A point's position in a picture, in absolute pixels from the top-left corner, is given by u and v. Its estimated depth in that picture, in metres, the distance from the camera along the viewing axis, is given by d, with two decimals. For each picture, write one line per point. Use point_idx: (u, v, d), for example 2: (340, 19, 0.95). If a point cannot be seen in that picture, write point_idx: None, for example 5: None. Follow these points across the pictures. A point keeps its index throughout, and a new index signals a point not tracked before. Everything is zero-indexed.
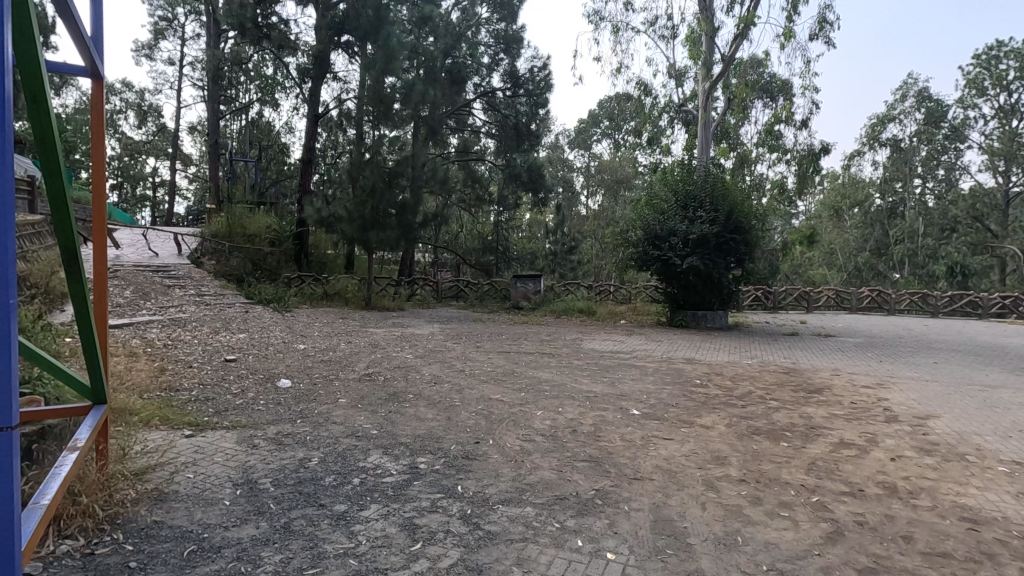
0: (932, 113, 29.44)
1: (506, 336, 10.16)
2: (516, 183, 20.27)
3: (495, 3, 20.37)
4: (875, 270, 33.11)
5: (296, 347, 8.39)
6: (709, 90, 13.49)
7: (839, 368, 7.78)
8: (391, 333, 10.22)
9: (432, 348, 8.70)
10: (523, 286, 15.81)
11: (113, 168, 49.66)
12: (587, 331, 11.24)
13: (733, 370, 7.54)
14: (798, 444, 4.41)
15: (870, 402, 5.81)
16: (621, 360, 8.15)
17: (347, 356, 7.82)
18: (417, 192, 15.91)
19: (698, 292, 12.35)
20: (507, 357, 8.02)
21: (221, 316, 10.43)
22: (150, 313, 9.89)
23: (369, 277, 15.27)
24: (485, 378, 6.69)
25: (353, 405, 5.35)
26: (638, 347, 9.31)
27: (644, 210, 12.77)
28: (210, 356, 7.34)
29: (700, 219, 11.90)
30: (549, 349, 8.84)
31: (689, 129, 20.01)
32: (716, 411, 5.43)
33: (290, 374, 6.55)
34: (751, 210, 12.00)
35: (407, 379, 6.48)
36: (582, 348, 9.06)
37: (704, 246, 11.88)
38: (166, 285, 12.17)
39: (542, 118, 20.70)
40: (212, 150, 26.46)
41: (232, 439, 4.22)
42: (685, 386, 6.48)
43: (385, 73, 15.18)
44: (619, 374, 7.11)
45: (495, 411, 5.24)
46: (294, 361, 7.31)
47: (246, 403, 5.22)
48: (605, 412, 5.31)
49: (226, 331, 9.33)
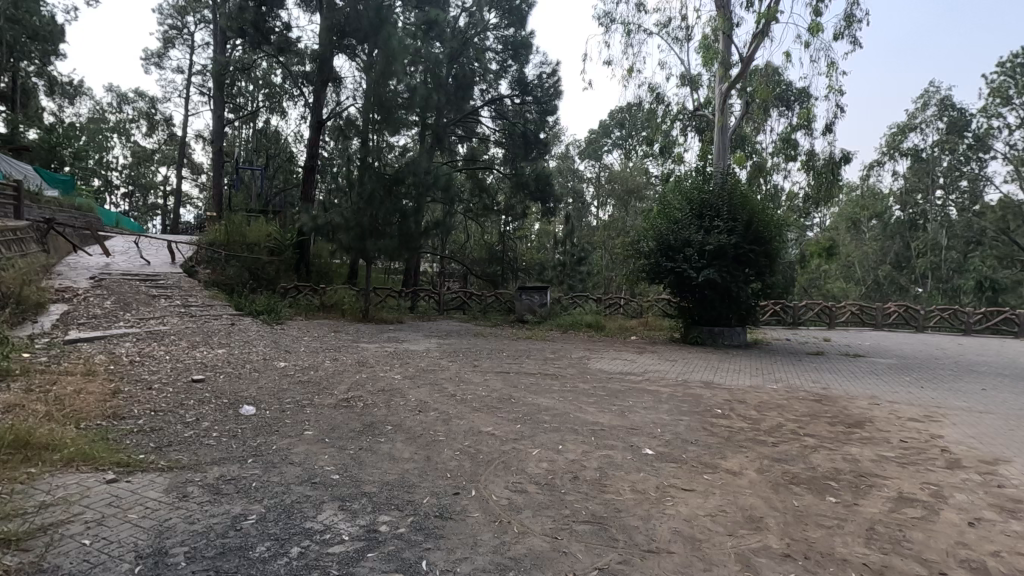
0: (955, 122, 28.41)
1: (507, 354, 9.41)
2: (523, 192, 19.56)
3: (503, 8, 19.82)
4: (897, 284, 31.98)
5: (276, 364, 7.71)
6: (727, 95, 12.79)
7: (878, 396, 6.92)
8: (383, 350, 9.50)
9: (425, 367, 7.97)
10: (529, 298, 15.06)
11: (124, 176, 49.92)
12: (595, 348, 10.45)
13: (757, 397, 6.72)
14: (849, 501, 3.62)
15: (924, 442, 4.97)
16: (630, 383, 7.36)
17: (329, 376, 7.10)
18: (420, 200, 15.27)
19: (715, 307, 11.51)
20: (504, 379, 7.27)
21: (203, 329, 9.79)
22: (126, 326, 9.27)
23: (368, 288, 14.60)
24: (477, 404, 5.94)
25: (320, 438, 4.63)
26: (650, 368, 8.50)
27: (656, 219, 12.02)
28: (175, 375, 6.66)
29: (717, 229, 11.13)
30: (552, 369, 8.08)
31: (702, 137, 19.26)
32: (744, 451, 4.62)
33: (259, 398, 5.85)
34: (773, 220, 11.20)
35: (387, 406, 5.74)
36: (589, 369, 8.28)
37: (721, 257, 11.08)
38: (151, 294, 11.59)
39: (551, 126, 20.09)
40: (217, 158, 26.13)
41: (160, 487, 3.51)
42: (705, 417, 5.68)
43: (386, 75, 14.56)
44: (630, 401, 6.31)
45: (483, 450, 4.48)
46: (270, 382, 6.61)
47: (195, 436, 4.52)
48: (612, 451, 4.52)
49: (204, 346, 8.66)
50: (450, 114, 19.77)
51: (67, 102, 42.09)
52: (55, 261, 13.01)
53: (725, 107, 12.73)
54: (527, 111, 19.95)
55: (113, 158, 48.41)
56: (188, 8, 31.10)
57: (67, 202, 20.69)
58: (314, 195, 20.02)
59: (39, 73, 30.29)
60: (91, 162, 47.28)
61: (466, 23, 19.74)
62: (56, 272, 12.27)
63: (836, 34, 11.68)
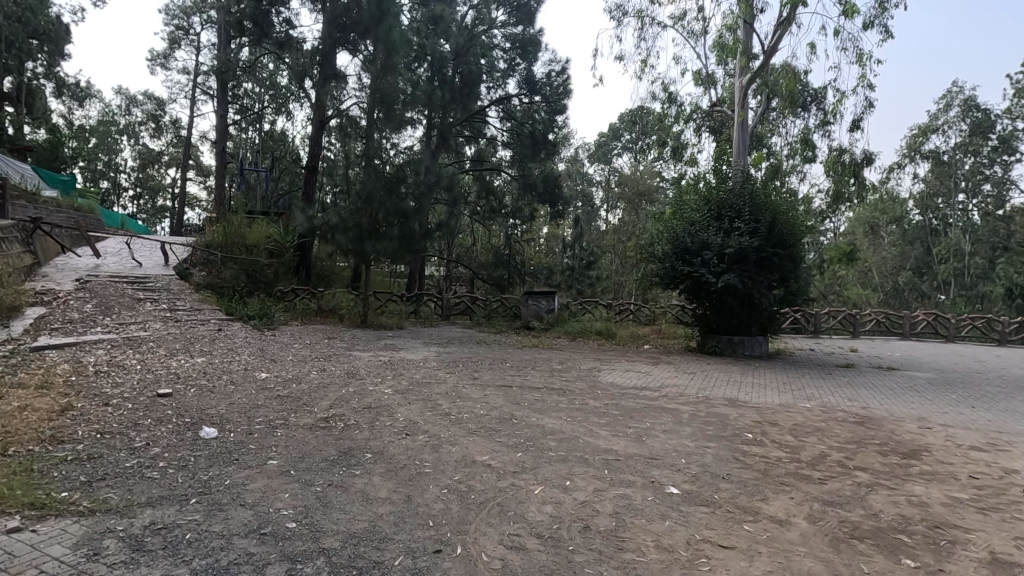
0: (979, 123, 27.38)
1: (510, 365, 8.68)
2: (531, 194, 18.78)
3: (511, 6, 19.22)
4: (918, 290, 30.95)
5: (258, 376, 7.04)
6: (746, 88, 11.94)
7: (928, 418, 6.13)
8: (377, 359, 8.80)
9: (420, 380, 7.27)
10: (535, 303, 14.34)
11: (132, 179, 49.80)
12: (607, 359, 9.68)
13: (790, 419, 5.95)
14: (933, 567, 2.87)
15: (1000, 481, 4.20)
16: (647, 401, 6.60)
17: (311, 390, 6.41)
18: (422, 199, 14.62)
19: (735, 314, 10.69)
20: (505, 396, 6.54)
21: (186, 336, 9.15)
22: (103, 332, 8.63)
23: (366, 291, 13.93)
24: (474, 426, 5.22)
25: (284, 470, 3.93)
26: (667, 382, 7.74)
27: (672, 221, 11.25)
28: (141, 388, 5.99)
29: (737, 230, 10.36)
30: (559, 383, 7.34)
31: (717, 137, 18.48)
32: (787, 490, 3.88)
33: (227, 417, 5.17)
34: (798, 221, 10.41)
35: (370, 428, 5.03)
36: (600, 383, 7.54)
37: (743, 261, 10.30)
38: (137, 298, 10.98)
39: (560, 127, 19.35)
40: (219, 159, 25.62)
41: (70, 540, 2.82)
42: (735, 444, 4.93)
43: (388, 69, 14.15)
44: (647, 423, 5.58)
45: (475, 488, 3.75)
46: (244, 397, 5.92)
47: (137, 467, 3.83)
48: (630, 490, 3.78)
49: (183, 354, 8.01)
50: (456, 114, 19.17)
51: (75, 104, 42.00)
52: (41, 262, 12.45)
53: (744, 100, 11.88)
54: (536, 111, 19.21)
55: (122, 159, 48.30)
56: (193, 9, 30.80)
57: (65, 203, 20.24)
58: (314, 196, 19.46)
59: (45, 74, 30.09)
60: (99, 164, 47.18)
61: (473, 20, 19.13)
62: (40, 274, 11.72)
63: (866, 24, 10.95)
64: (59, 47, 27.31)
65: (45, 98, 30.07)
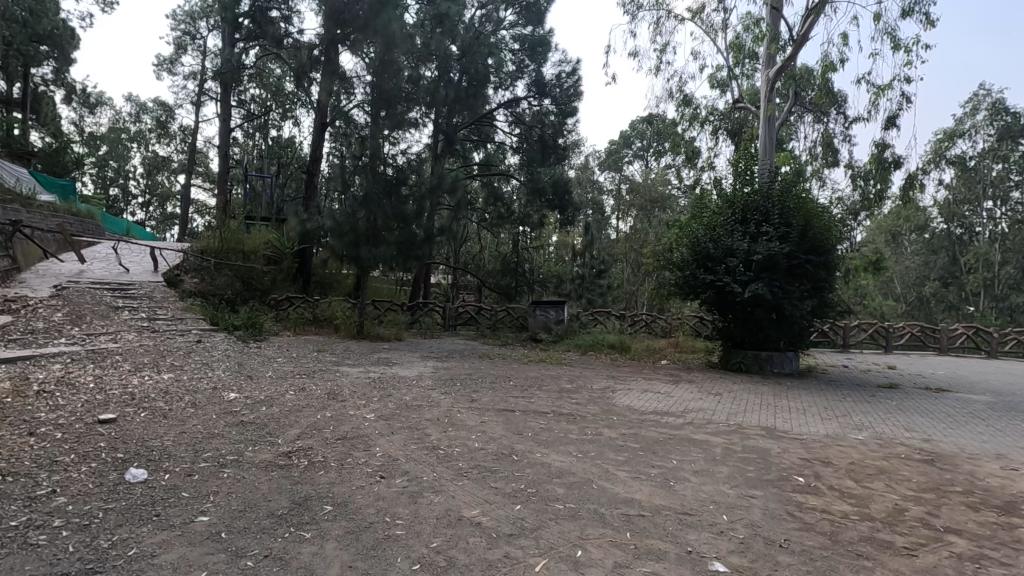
0: (1008, 128, 26.14)
1: (513, 383, 7.79)
2: (540, 200, 17.93)
3: (520, 6, 18.49)
4: (944, 302, 29.65)
5: (226, 397, 6.18)
6: (773, 82, 10.80)
7: (1010, 456, 5.14)
8: (366, 376, 7.94)
9: (411, 402, 6.40)
10: (543, 313, 13.46)
11: (141, 186, 49.75)
12: (622, 377, 8.73)
13: (845, 457, 4.99)
14: None
15: None
16: (672, 431, 5.66)
17: (282, 415, 5.54)
18: (422, 202, 13.78)
19: (763, 328, 9.68)
20: (506, 423, 5.65)
21: (159, 349, 8.34)
22: (67, 344, 7.85)
23: (363, 300, 13.09)
24: (465, 466, 4.33)
25: (215, 533, 3.03)
26: (691, 406, 6.79)
27: (694, 226, 10.31)
28: (84, 412, 5.18)
29: (766, 236, 9.40)
30: (569, 408, 6.43)
31: (735, 140, 17.53)
32: (870, 569, 2.93)
33: (169, 451, 4.30)
34: (834, 225, 9.44)
35: (339, 468, 4.14)
36: (615, 407, 6.60)
37: (772, 269, 9.35)
38: (114, 306, 10.23)
39: (570, 131, 18.46)
40: (222, 164, 25.02)
41: None
42: (785, 493, 3.99)
43: (388, 64, 13.52)
44: (674, 460, 4.67)
45: (458, 563, 2.84)
46: (199, 425, 5.06)
47: (22, 529, 2.95)
48: (662, 567, 2.86)
49: (150, 369, 7.20)
50: (463, 117, 18.40)
51: (86, 111, 42.04)
52: (20, 267, 11.78)
53: (770, 95, 10.80)
54: (546, 114, 18.37)
55: (133, 166, 48.30)
56: (200, 13, 30.45)
57: (62, 207, 19.73)
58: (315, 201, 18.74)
59: (53, 80, 29.97)
60: (109, 170, 47.13)
61: (481, 20, 18.38)
62: (16, 280, 11.02)
63: (904, 11, 10.03)
64: (65, 52, 27.10)
65: (52, 104, 29.87)
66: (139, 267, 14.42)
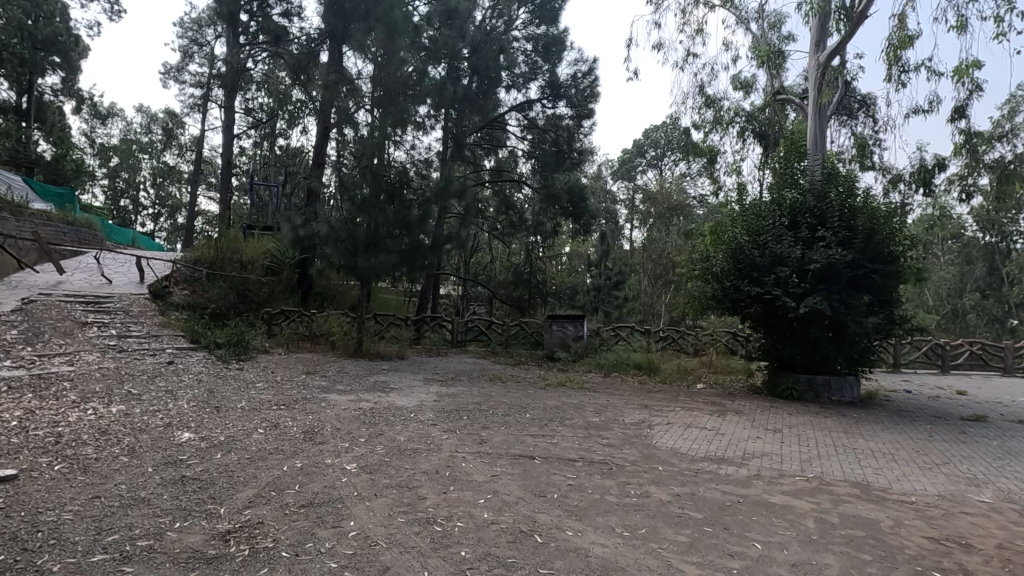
0: None
1: (530, 417, 6.54)
2: (554, 207, 16.77)
3: (533, 4, 17.47)
4: (988, 313, 27.80)
5: (176, 439, 4.97)
6: (824, 68, 9.41)
7: None
8: (355, 406, 6.72)
9: (405, 445, 5.17)
10: (560, 329, 12.24)
11: (151, 197, 49.46)
12: (658, 407, 7.44)
13: (987, 535, 3.67)
14: None
15: None
16: (740, 490, 4.38)
17: (237, 467, 4.33)
18: (427, 207, 12.59)
19: (818, 348, 8.34)
20: (523, 479, 4.39)
21: (120, 373, 7.21)
22: (8, 368, 6.72)
23: (362, 313, 11.89)
24: (469, 556, 3.09)
25: None
26: (752, 450, 5.49)
27: (734, 231, 9.02)
28: None
29: (822, 242, 8.12)
30: (601, 454, 5.18)
31: (764, 143, 16.23)
32: None
33: (61, 533, 3.11)
34: (901, 231, 8.11)
35: (292, 563, 2.93)
36: (659, 452, 5.32)
37: (831, 280, 8.07)
38: (83, 322, 9.15)
39: (587, 135, 17.28)
40: (224, 173, 24.13)
41: None
42: None
43: (391, 55, 12.45)
44: (757, 544, 3.38)
45: None
46: (122, 485, 3.85)
47: None
48: None
49: (99, 400, 6.05)
50: (474, 120, 17.24)
51: (95, 122, 41.79)
52: None
53: (821, 84, 9.44)
54: (561, 118, 17.17)
55: (143, 177, 47.80)
56: (206, 21, 29.81)
57: (56, 216, 18.88)
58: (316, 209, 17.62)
59: (58, 89, 29.47)
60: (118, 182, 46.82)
61: (493, 19, 17.32)
62: None
63: None
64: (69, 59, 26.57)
65: (57, 114, 29.35)
66: (125, 278, 13.41)
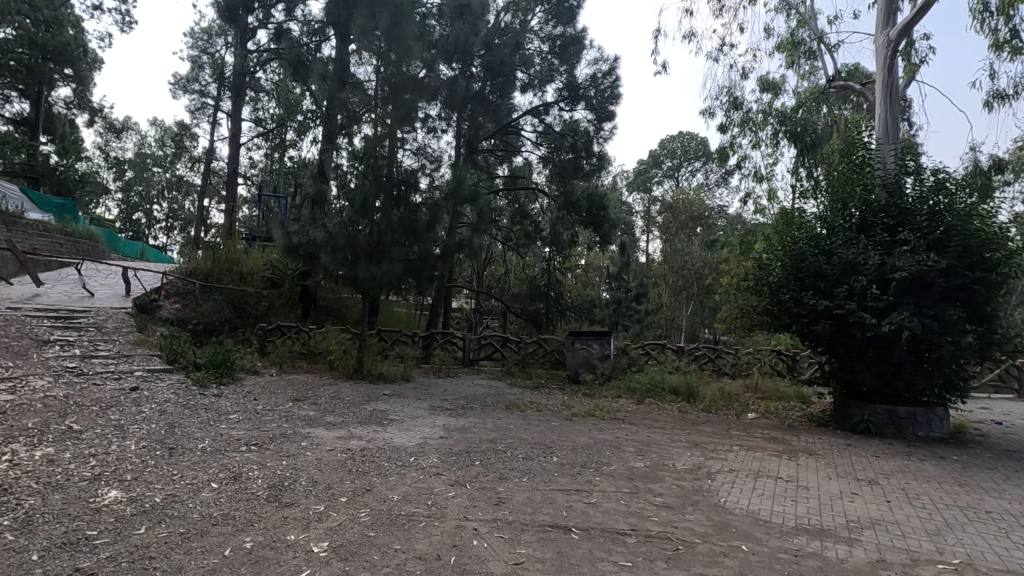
0: None
1: (559, 464, 5.22)
2: (573, 214, 15.47)
3: (550, 3, 16.38)
4: None
5: (97, 501, 3.76)
6: (895, 47, 8.18)
7: None
8: (343, 446, 5.47)
9: (400, 509, 3.92)
10: (584, 347, 10.95)
11: (164, 211, 49.28)
12: (713, 448, 6.08)
13: None
14: None
15: None
16: None
17: (161, 553, 3.10)
18: (436, 210, 11.33)
19: (902, 373, 6.93)
20: (558, 572, 3.09)
21: (66, 403, 6.04)
22: None
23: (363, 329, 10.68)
24: None
25: None
26: (861, 517, 4.14)
27: (795, 235, 7.67)
28: None
29: (908, 247, 6.75)
30: (661, 524, 3.85)
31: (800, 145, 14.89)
32: None
33: None
34: (1003, 234, 6.72)
35: None
36: (738, 520, 4.00)
37: (918, 292, 6.73)
38: (44, 341, 8.06)
39: (606, 138, 15.99)
40: (229, 184, 23.21)
41: None
42: None
43: (397, 43, 11.27)
44: None
45: None
46: None
47: None
48: None
49: (24, 441, 4.86)
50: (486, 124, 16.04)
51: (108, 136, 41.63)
52: None
53: (891, 65, 8.15)
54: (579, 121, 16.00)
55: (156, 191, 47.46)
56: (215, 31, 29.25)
57: (51, 227, 18.03)
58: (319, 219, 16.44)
59: (66, 99, 28.98)
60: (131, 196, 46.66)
61: (507, 17, 16.25)
62: None
63: None
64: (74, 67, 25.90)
65: (64, 125, 28.82)
66: (110, 291, 12.38)
